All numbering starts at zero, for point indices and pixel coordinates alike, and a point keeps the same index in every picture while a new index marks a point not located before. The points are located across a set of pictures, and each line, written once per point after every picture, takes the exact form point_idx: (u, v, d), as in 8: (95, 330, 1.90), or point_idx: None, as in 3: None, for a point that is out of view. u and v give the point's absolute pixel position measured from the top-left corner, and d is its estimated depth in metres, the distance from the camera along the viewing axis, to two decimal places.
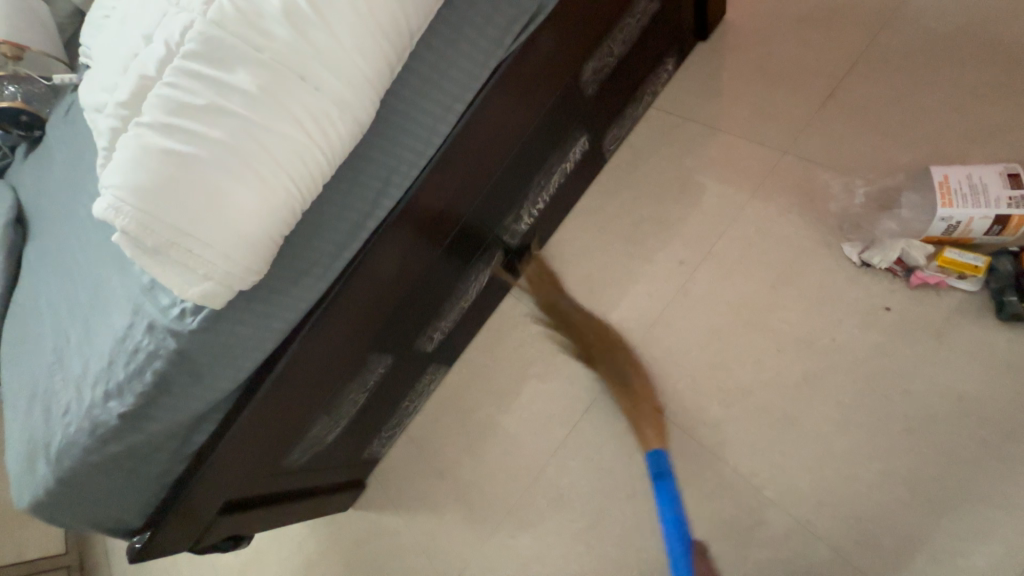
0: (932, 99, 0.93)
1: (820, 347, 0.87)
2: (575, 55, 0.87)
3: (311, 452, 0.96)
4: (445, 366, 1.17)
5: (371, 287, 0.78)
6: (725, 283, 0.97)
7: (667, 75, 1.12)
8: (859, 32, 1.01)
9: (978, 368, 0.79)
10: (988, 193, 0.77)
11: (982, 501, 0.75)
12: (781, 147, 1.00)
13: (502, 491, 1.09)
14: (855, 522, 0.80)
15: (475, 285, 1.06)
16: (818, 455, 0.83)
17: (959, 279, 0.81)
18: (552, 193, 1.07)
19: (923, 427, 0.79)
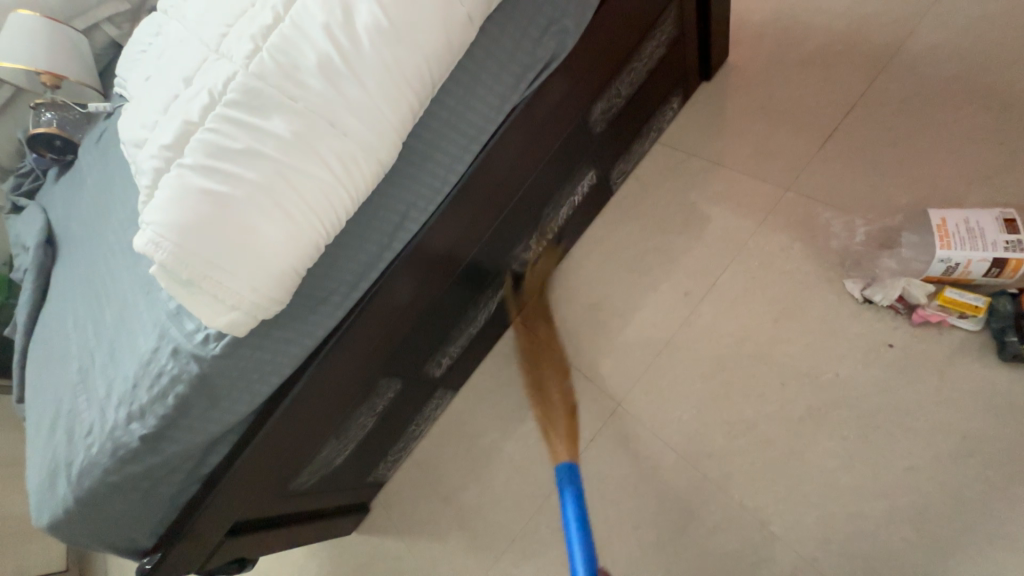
0: (931, 140, 0.96)
1: (824, 382, 0.88)
2: (585, 96, 0.91)
3: (319, 474, 0.98)
4: (452, 390, 1.18)
5: (386, 315, 0.81)
6: (729, 315, 0.98)
7: (672, 112, 1.17)
8: (858, 75, 1.05)
9: (982, 407, 0.79)
10: (986, 237, 0.79)
11: (989, 544, 0.74)
12: (783, 184, 1.03)
13: (506, 518, 1.09)
14: (862, 563, 0.79)
15: (484, 311, 1.09)
16: (823, 491, 0.83)
17: (960, 318, 0.82)
18: (560, 224, 1.10)
19: (929, 466, 0.79)
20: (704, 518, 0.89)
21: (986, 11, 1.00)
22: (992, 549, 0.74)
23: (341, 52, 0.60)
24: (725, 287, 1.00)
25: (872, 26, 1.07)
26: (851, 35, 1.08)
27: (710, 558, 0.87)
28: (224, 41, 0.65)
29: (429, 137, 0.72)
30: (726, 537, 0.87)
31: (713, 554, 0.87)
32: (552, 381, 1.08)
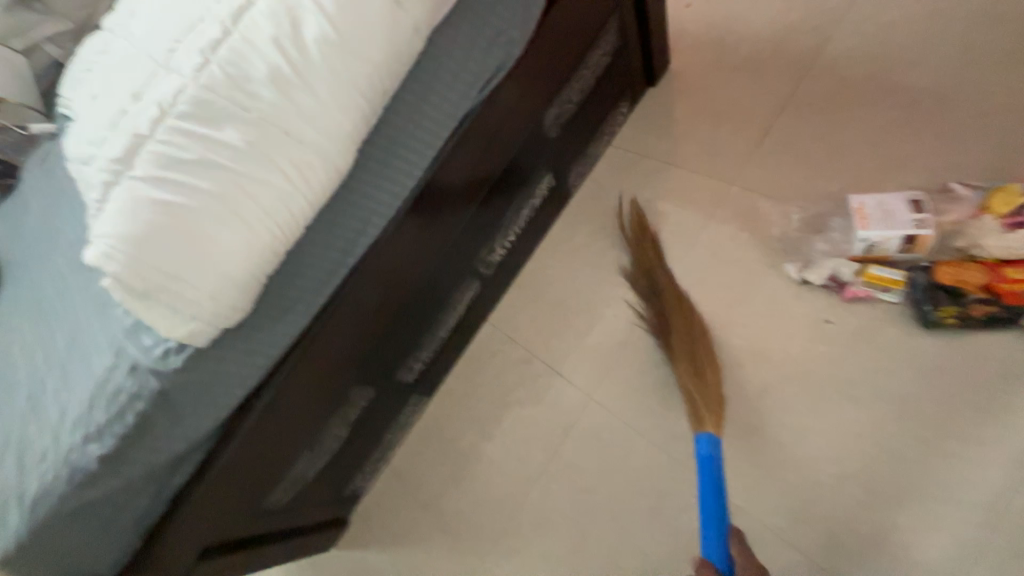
0: (856, 131, 1.04)
1: (774, 360, 0.94)
2: (537, 103, 0.96)
3: (293, 488, 0.97)
4: (426, 395, 1.19)
5: (352, 320, 0.83)
6: (686, 304, 1.04)
7: (622, 116, 1.23)
8: (787, 78, 1.14)
9: (911, 372, 0.86)
10: (898, 217, 0.87)
11: (928, 497, 0.81)
12: (728, 179, 1.11)
13: (488, 518, 1.09)
14: (820, 525, 0.84)
15: (453, 314, 1.11)
16: (780, 462, 0.89)
17: (885, 292, 0.89)
18: (523, 226, 1.14)
19: (870, 430, 0.86)
20: None
21: (892, 17, 1.11)
22: (933, 500, 0.80)
23: (291, 63, 0.62)
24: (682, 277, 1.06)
25: (797, 32, 1.17)
26: (778, 41, 1.18)
27: None
28: (172, 56, 0.66)
29: (387, 144, 0.75)
30: None
31: None
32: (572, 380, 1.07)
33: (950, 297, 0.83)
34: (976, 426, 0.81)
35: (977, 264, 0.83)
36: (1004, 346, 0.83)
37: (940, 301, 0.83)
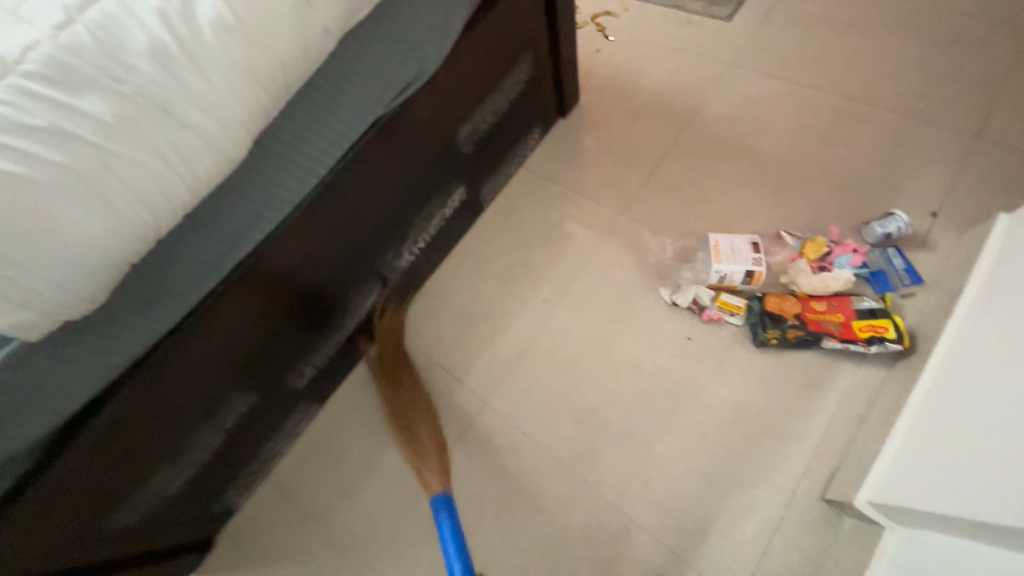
0: (722, 177, 1.23)
1: (645, 370, 1.07)
2: (451, 118, 1.00)
3: (146, 508, 0.85)
4: (318, 402, 1.14)
5: (234, 318, 0.78)
6: (577, 318, 1.14)
7: (534, 141, 1.33)
8: (672, 128, 1.33)
9: (748, 381, 1.02)
10: (742, 254, 1.06)
11: (755, 485, 0.95)
12: (619, 210, 1.25)
13: (374, 528, 1.06)
14: (674, 514, 0.95)
15: (353, 318, 1.08)
16: (644, 459, 1.00)
17: (731, 316, 1.07)
18: (432, 235, 1.16)
19: (714, 430, 1.00)
20: (556, 496, 1.01)
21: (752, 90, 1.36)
22: (761, 488, 0.94)
23: (180, 40, 0.58)
24: (574, 294, 1.17)
25: (682, 91, 1.37)
26: (667, 96, 1.37)
27: (562, 532, 0.98)
28: (22, 4, 0.57)
29: (288, 138, 0.72)
30: (573, 511, 0.99)
31: (563, 528, 0.98)
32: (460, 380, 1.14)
33: (775, 322, 1.02)
34: (794, 425, 0.98)
35: (795, 297, 1.04)
36: (815, 360, 1.01)
37: (768, 325, 1.02)
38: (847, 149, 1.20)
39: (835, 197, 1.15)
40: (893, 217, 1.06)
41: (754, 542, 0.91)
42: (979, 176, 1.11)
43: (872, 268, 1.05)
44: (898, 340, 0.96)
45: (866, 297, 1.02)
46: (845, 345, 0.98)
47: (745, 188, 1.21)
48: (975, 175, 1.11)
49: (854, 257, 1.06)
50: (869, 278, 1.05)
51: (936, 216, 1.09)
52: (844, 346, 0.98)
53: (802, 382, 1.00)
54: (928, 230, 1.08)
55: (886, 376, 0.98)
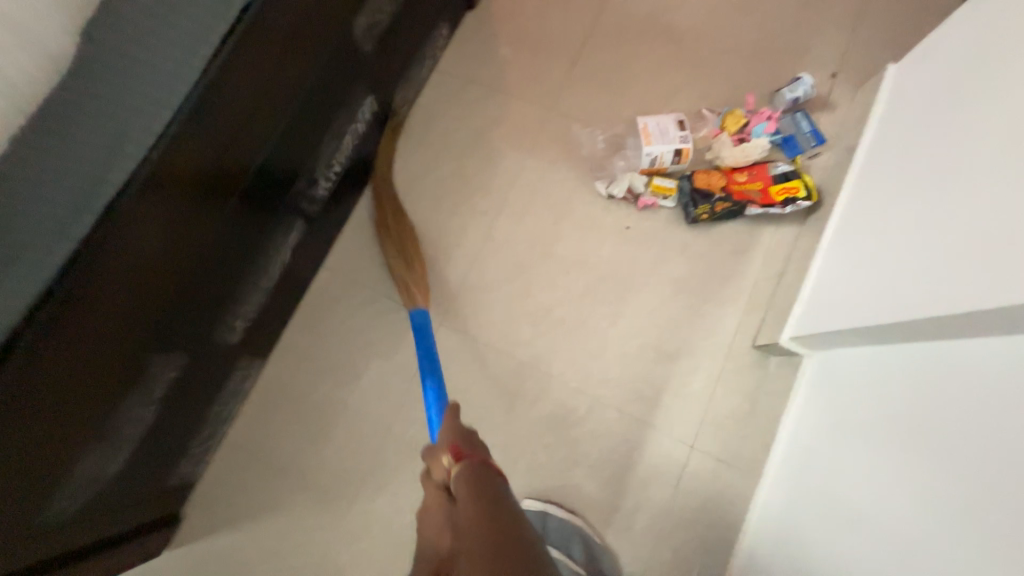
0: (643, 59, 1.20)
1: (590, 263, 1.10)
2: (343, 8, 0.85)
3: (85, 495, 0.78)
4: (261, 356, 1.09)
5: (136, 273, 0.67)
6: (519, 225, 1.14)
7: (443, 40, 1.22)
8: (587, 9, 1.25)
9: (685, 257, 1.09)
10: (670, 134, 1.08)
11: (698, 347, 1.05)
12: (545, 106, 1.19)
13: (352, 461, 1.07)
14: (632, 386, 1.04)
15: (278, 260, 1.00)
16: (600, 344, 1.07)
17: (665, 199, 1.09)
18: (347, 157, 1.06)
19: (658, 307, 1.07)
20: (524, 395, 1.06)
21: None
22: (704, 347, 1.05)
23: None
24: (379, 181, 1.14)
25: None
26: None
27: (534, 424, 1.05)
28: None
29: (139, 45, 0.62)
30: (541, 403, 1.05)
31: (536, 421, 1.05)
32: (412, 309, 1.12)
33: (704, 198, 1.06)
34: (726, 289, 1.07)
35: (720, 172, 1.08)
36: (740, 228, 1.09)
37: (698, 202, 1.06)
38: (756, 16, 1.21)
39: (748, 68, 1.17)
40: (800, 81, 1.11)
41: (700, 395, 1.03)
42: (871, 32, 1.17)
43: (785, 133, 1.11)
44: (808, 198, 1.04)
45: (780, 163, 1.08)
46: (765, 210, 1.06)
47: (665, 68, 1.19)
48: (868, 33, 1.17)
49: (769, 124, 1.10)
50: (783, 144, 1.11)
51: (836, 77, 1.15)
52: (764, 211, 1.05)
53: (730, 250, 1.08)
54: (829, 91, 1.14)
55: (799, 232, 1.07)
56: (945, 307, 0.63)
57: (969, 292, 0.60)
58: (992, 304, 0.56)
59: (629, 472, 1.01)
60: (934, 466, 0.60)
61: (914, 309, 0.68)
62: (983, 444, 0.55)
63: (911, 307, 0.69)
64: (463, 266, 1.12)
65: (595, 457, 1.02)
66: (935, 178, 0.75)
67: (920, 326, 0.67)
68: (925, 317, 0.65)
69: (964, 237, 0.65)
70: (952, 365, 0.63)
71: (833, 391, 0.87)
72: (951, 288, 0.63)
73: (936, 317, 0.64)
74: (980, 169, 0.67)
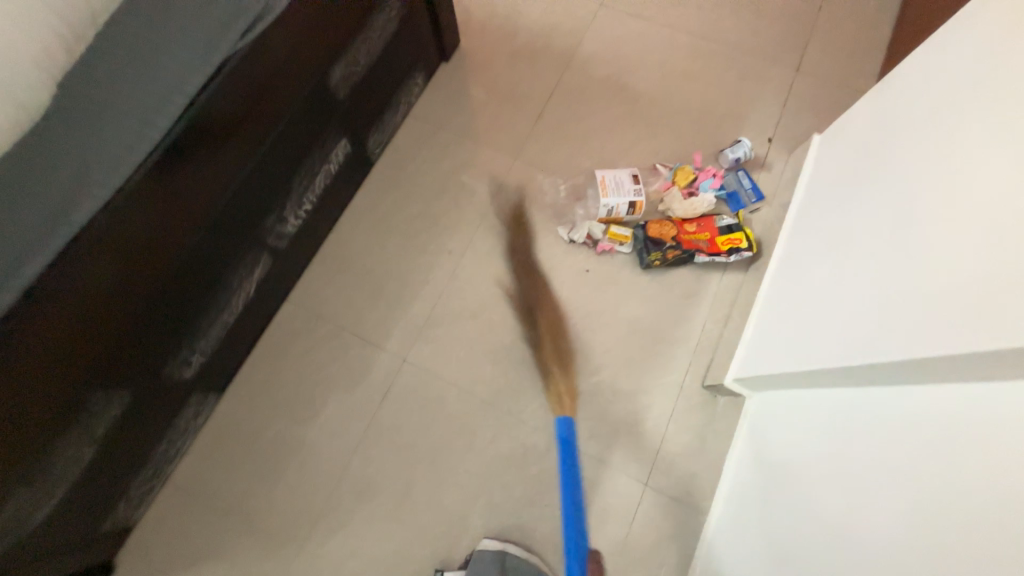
0: (603, 115, 1.31)
1: (552, 303, 1.15)
2: (319, 60, 0.91)
3: (6, 546, 0.73)
4: (215, 391, 1.07)
5: (86, 307, 0.67)
6: (484, 264, 1.18)
7: (417, 88, 1.29)
8: (553, 67, 1.35)
9: (640, 300, 1.15)
10: (625, 187, 1.16)
11: (651, 386, 1.10)
12: (512, 154, 1.27)
13: (305, 501, 1.04)
14: (589, 424, 1.07)
15: (242, 294, 1.00)
16: (559, 382, 1.10)
17: (621, 245, 1.17)
18: (318, 195, 1.09)
19: (614, 346, 1.13)
20: (485, 431, 1.07)
21: (624, 26, 1.42)
22: (657, 387, 1.10)
23: None
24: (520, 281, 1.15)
25: (559, 31, 1.39)
26: (546, 37, 1.38)
27: (493, 461, 1.05)
28: None
29: (116, 88, 0.63)
30: (500, 441, 1.07)
31: (495, 458, 1.06)
32: (376, 344, 1.13)
33: (656, 246, 1.14)
34: (677, 330, 1.14)
35: (671, 222, 1.17)
36: (690, 273, 1.17)
37: (651, 249, 1.14)
38: (703, 83, 1.34)
39: (696, 129, 1.30)
40: (740, 144, 1.23)
41: (654, 432, 1.07)
42: (801, 104, 1.33)
43: (728, 189, 1.21)
44: (749, 248, 1.14)
45: (724, 216, 1.18)
46: (711, 259, 1.14)
47: (623, 125, 1.30)
48: (799, 104, 1.32)
49: (714, 180, 1.21)
50: (727, 198, 1.22)
51: (772, 140, 1.28)
52: (711, 259, 1.14)
53: (681, 293, 1.16)
54: (767, 153, 1.27)
55: (742, 279, 1.17)
56: (870, 358, 0.70)
57: (887, 346, 0.68)
58: (907, 358, 0.63)
59: (586, 509, 1.03)
60: (853, 505, 0.66)
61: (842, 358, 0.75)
62: (893, 488, 0.60)
63: (840, 356, 0.75)
64: (430, 304, 1.15)
65: (554, 495, 1.04)
66: (856, 240, 0.85)
67: (845, 374, 0.74)
68: (851, 365, 0.72)
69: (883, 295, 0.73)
70: (869, 410, 0.70)
71: (772, 431, 0.93)
72: (874, 341, 0.70)
73: (864, 367, 0.70)
74: (892, 235, 0.76)
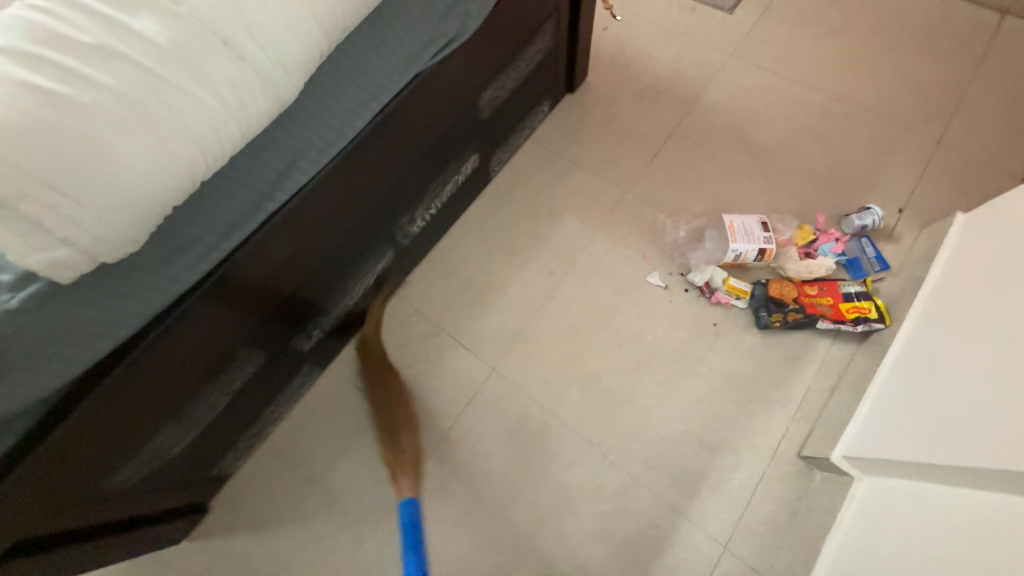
0: (721, 163, 1.31)
1: (646, 341, 1.15)
2: (475, 83, 1.00)
3: (147, 467, 0.83)
4: (320, 366, 1.15)
5: (257, 275, 0.78)
6: (584, 291, 1.20)
7: (543, 114, 1.36)
8: (676, 111, 1.38)
9: (740, 354, 1.12)
10: (754, 234, 1.14)
11: (742, 445, 1.05)
12: (624, 188, 1.30)
13: (383, 487, 1.09)
14: (671, 471, 1.04)
15: (364, 281, 1.09)
16: (644, 422, 1.08)
17: (737, 299, 1.14)
18: (443, 201, 1.18)
19: (707, 397, 1.09)
20: (562, 455, 1.07)
21: (754, 77, 1.42)
22: (748, 446, 1.05)
23: None
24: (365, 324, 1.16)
25: (684, 77, 1.42)
26: (671, 80, 1.42)
27: (567, 488, 1.05)
28: None
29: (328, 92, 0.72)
30: (577, 470, 1.06)
31: (569, 485, 1.05)
32: (469, 349, 1.17)
33: (777, 307, 1.10)
34: (776, 392, 1.09)
35: (792, 283, 1.13)
36: (797, 334, 1.12)
37: (772, 309, 1.10)
38: (831, 145, 1.31)
39: (818, 189, 1.26)
40: (870, 211, 1.18)
41: (739, 494, 1.02)
42: (938, 178, 1.26)
43: (850, 255, 1.17)
44: (880, 321, 1.07)
45: (850, 282, 1.13)
46: (835, 326, 1.09)
47: (741, 176, 1.29)
48: (936, 177, 1.26)
49: (836, 245, 1.17)
50: (846, 265, 1.17)
51: (902, 212, 1.22)
52: (835, 326, 1.09)
53: (786, 354, 1.11)
54: (895, 224, 1.21)
55: (854, 351, 1.10)
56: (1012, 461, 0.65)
57: None
58: None
59: (656, 558, 0.99)
60: None
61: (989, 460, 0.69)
62: None
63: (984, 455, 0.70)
64: (527, 320, 1.19)
65: (624, 536, 1.01)
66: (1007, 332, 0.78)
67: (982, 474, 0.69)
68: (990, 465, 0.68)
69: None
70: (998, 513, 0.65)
71: (883, 522, 0.84)
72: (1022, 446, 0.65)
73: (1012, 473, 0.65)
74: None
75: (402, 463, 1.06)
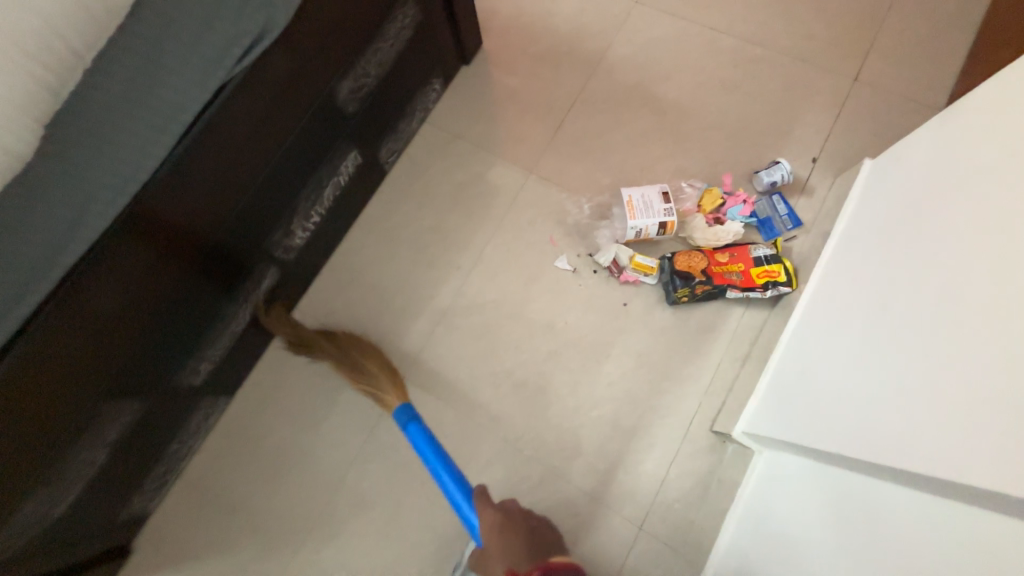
0: (628, 128, 1.22)
1: (557, 329, 1.11)
2: (323, 74, 0.89)
3: (28, 534, 0.80)
4: (224, 395, 1.11)
5: (91, 325, 0.71)
6: (491, 284, 1.15)
7: (435, 94, 1.25)
8: (578, 73, 1.27)
9: (651, 333, 1.09)
10: (654, 207, 1.08)
11: (656, 425, 1.04)
12: (527, 168, 1.21)
13: (304, 507, 1.08)
14: (587, 459, 1.03)
15: (248, 304, 1.03)
16: (558, 413, 1.06)
17: (647, 276, 1.09)
18: (327, 206, 1.09)
19: (620, 380, 1.07)
20: (479, 456, 1.06)
21: (662, 24, 1.29)
22: (662, 426, 1.04)
23: None
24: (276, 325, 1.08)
25: (587, 33, 1.30)
26: (573, 39, 1.30)
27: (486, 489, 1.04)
28: None
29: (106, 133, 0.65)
30: (495, 470, 1.05)
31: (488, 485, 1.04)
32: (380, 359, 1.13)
33: (685, 282, 1.05)
34: (689, 367, 1.07)
35: (700, 252, 1.08)
36: (709, 306, 1.09)
37: (678, 285, 1.05)
38: (743, 93, 1.22)
39: (731, 145, 1.18)
40: (779, 165, 1.12)
41: (655, 474, 1.02)
42: (855, 119, 1.18)
43: (760, 216, 1.11)
44: (788, 283, 1.04)
45: (760, 245, 1.08)
46: (745, 294, 1.05)
47: (649, 140, 1.21)
48: (851, 119, 1.18)
49: (744, 207, 1.11)
50: (758, 226, 1.11)
51: (816, 161, 1.16)
52: (744, 294, 1.05)
53: (697, 327, 1.08)
54: (809, 175, 1.15)
55: (766, 316, 1.07)
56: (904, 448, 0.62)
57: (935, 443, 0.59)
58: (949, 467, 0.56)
59: (576, 547, 1.00)
60: None
61: (872, 449, 0.67)
62: None
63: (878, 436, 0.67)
64: (435, 321, 1.14)
65: None
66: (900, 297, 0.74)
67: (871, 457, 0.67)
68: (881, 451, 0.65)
69: (915, 380, 0.65)
70: (875, 501, 0.65)
71: (778, 497, 0.86)
72: (923, 429, 0.61)
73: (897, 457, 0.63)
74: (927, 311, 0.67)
75: (382, 381, 1.02)
